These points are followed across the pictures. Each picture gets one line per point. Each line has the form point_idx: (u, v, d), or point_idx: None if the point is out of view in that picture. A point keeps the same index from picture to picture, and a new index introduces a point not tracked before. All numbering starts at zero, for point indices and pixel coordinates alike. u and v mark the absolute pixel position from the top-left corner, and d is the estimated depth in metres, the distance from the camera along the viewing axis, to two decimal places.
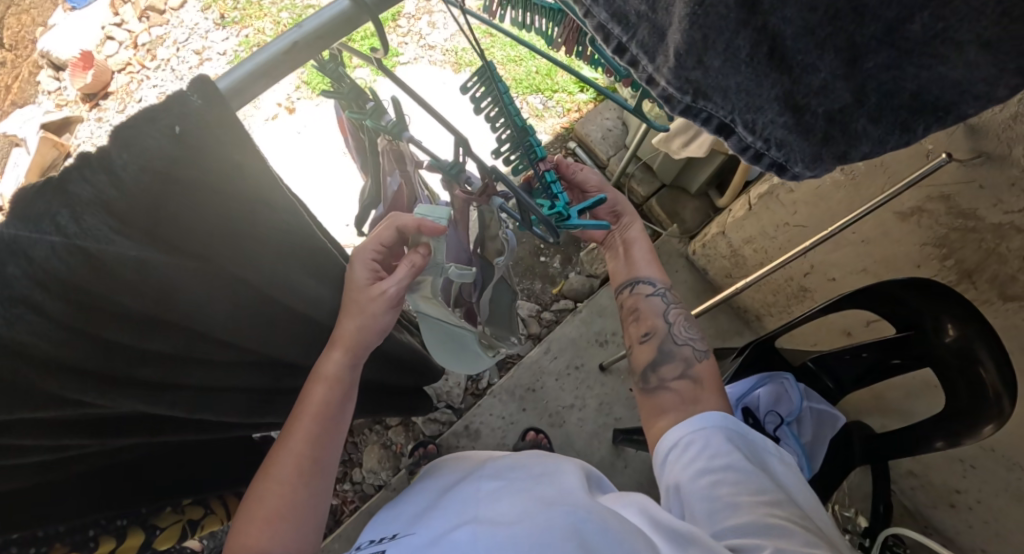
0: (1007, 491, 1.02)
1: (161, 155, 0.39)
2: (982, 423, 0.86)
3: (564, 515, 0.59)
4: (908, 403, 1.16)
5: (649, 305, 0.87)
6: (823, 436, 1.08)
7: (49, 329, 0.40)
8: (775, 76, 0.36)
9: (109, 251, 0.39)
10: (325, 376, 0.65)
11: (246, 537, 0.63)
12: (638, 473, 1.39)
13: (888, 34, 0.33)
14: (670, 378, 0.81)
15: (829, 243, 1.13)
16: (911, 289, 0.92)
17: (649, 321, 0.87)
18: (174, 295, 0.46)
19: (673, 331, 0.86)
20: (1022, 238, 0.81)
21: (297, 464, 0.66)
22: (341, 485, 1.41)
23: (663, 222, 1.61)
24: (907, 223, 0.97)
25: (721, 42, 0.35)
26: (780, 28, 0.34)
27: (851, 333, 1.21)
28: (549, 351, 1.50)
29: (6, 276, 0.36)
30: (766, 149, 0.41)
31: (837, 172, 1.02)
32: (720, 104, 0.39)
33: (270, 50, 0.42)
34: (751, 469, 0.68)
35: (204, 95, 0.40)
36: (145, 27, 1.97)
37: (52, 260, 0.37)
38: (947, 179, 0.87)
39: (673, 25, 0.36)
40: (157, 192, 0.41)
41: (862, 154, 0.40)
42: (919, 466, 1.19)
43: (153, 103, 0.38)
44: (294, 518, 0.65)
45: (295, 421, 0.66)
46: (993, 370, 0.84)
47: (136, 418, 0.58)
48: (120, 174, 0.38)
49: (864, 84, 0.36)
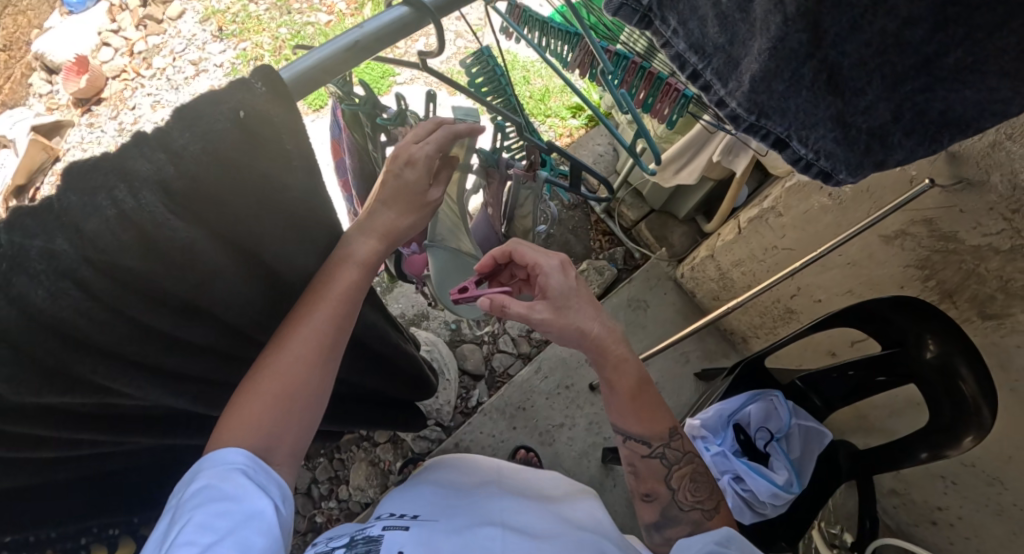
0: (987, 506, 1.06)
1: (225, 139, 0.39)
2: (964, 435, 0.89)
3: (590, 541, 0.61)
4: (890, 421, 1.19)
5: (647, 466, 0.75)
6: (811, 451, 1.10)
7: (91, 307, 0.39)
8: (831, 98, 0.40)
9: (162, 231, 0.39)
10: (355, 256, 0.55)
11: (246, 414, 0.55)
12: (627, 492, 1.38)
13: (925, 66, 0.38)
14: (675, 538, 0.74)
15: (817, 266, 1.17)
16: (898, 309, 0.95)
17: (651, 482, 0.76)
18: (213, 281, 0.45)
19: (677, 495, 0.75)
20: (1000, 259, 0.87)
21: (316, 345, 0.54)
22: (326, 502, 1.37)
23: (651, 246, 1.64)
24: (891, 246, 1.02)
25: (788, 71, 0.39)
26: (838, 60, 0.38)
27: (835, 353, 1.25)
28: (539, 371, 1.48)
29: (55, 248, 0.36)
30: (815, 159, 0.44)
31: (826, 198, 1.07)
32: (778, 124, 0.43)
33: (329, 48, 0.41)
34: None
35: (269, 84, 0.40)
36: (141, 35, 1.98)
37: (106, 235, 0.37)
38: (930, 204, 0.92)
39: (750, 57, 0.40)
40: (213, 180, 0.40)
41: (895, 161, 0.43)
42: (901, 484, 1.23)
43: (210, 90, 0.38)
44: (304, 401, 0.56)
45: (313, 300, 0.54)
46: (973, 383, 0.88)
47: (145, 414, 0.57)
48: (178, 155, 0.38)
49: (901, 105, 0.40)
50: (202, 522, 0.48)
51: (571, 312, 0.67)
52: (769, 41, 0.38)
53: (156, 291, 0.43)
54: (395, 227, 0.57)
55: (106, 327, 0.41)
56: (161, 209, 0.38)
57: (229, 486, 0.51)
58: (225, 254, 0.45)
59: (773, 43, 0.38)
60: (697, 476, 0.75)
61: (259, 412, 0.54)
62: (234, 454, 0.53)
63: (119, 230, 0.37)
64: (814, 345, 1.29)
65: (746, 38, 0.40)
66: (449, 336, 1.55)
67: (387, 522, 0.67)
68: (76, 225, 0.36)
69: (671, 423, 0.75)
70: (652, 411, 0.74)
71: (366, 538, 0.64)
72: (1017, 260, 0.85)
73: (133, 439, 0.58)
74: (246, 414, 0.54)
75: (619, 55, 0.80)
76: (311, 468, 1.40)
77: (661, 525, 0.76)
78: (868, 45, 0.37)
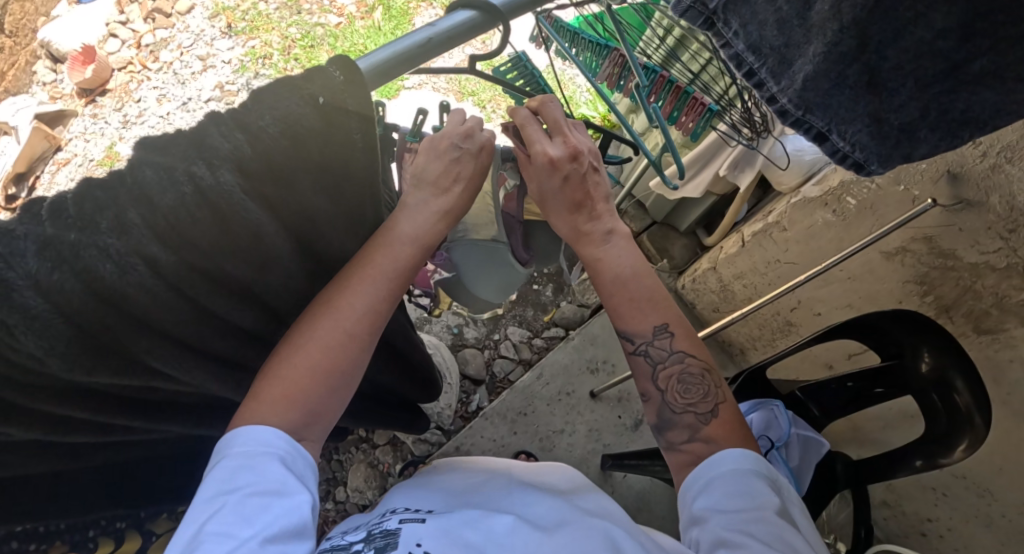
0: (976, 517, 1.09)
1: (303, 120, 0.42)
2: (958, 441, 0.91)
3: (600, 527, 0.59)
4: (884, 433, 1.23)
5: (638, 366, 0.66)
6: (808, 461, 1.08)
7: (154, 283, 0.41)
8: (869, 97, 0.44)
9: (233, 210, 0.42)
10: (404, 230, 0.54)
11: (277, 386, 0.53)
12: (625, 499, 1.39)
13: (952, 71, 0.41)
14: (679, 441, 0.64)
15: (818, 280, 1.20)
16: (897, 322, 0.97)
17: (644, 384, 0.66)
18: (266, 264, 0.47)
19: (669, 396, 0.65)
20: (996, 276, 0.91)
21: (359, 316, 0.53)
22: (324, 503, 1.36)
23: (652, 257, 1.67)
24: (891, 262, 1.06)
25: (839, 70, 0.42)
26: (879, 65, 0.42)
27: (832, 366, 1.28)
28: (541, 377, 1.49)
29: (126, 221, 0.38)
30: (852, 152, 0.47)
31: (829, 214, 1.10)
32: (821, 121, 0.46)
33: (407, 42, 0.45)
34: (784, 524, 0.54)
35: (346, 72, 0.43)
36: (149, 28, 1.98)
37: (177, 208, 0.39)
38: (930, 223, 0.96)
39: (805, 57, 0.43)
40: (276, 163, 0.43)
41: (919, 154, 0.47)
42: (893, 496, 1.26)
43: (298, 72, 0.42)
44: (337, 376, 0.54)
45: (359, 268, 0.53)
46: (967, 393, 0.90)
47: (178, 399, 0.58)
48: (253, 135, 0.41)
49: (928, 104, 0.43)
50: (241, 512, 0.47)
51: (586, 209, 0.62)
52: (824, 46, 0.41)
53: (215, 269, 0.44)
54: (449, 205, 0.56)
55: (163, 305, 0.43)
56: (237, 188, 0.41)
57: (264, 469, 0.50)
58: (280, 238, 0.46)
59: (830, 44, 0.41)
60: (686, 377, 0.65)
61: (290, 389, 0.53)
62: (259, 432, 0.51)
63: (192, 204, 0.40)
64: (812, 358, 1.32)
65: (802, 42, 0.42)
66: (451, 340, 1.56)
67: (403, 515, 0.64)
68: (150, 199, 0.39)
69: (659, 317, 0.64)
70: (650, 305, 0.64)
71: (384, 532, 0.61)
72: (1011, 277, 0.89)
73: (165, 423, 0.59)
74: (278, 391, 0.52)
75: (648, 67, 0.85)
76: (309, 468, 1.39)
77: (662, 430, 0.65)
78: (908, 51, 0.41)
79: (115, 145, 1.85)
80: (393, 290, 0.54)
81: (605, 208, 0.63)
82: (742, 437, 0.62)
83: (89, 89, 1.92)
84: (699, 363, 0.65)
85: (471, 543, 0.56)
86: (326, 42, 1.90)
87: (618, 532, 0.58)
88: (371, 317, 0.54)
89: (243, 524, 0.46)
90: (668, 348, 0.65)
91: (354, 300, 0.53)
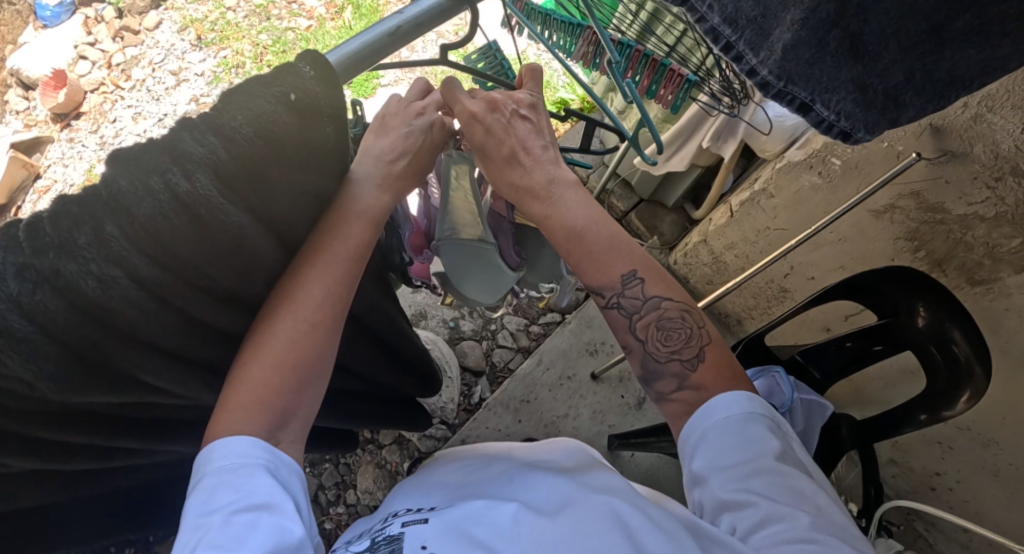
0: (983, 468, 1.10)
1: (279, 121, 0.41)
2: (961, 391, 0.91)
3: (601, 501, 0.58)
4: (887, 391, 1.23)
5: (614, 321, 0.64)
6: (813, 426, 1.07)
7: (139, 293, 0.40)
8: (852, 63, 0.42)
9: (214, 216, 0.41)
10: (359, 213, 0.54)
11: (248, 388, 0.52)
12: (634, 477, 1.40)
13: (937, 35, 0.41)
14: (668, 391, 0.63)
15: (809, 244, 1.20)
16: (890, 280, 0.96)
17: (625, 336, 0.65)
18: (252, 268, 0.47)
19: (649, 346, 0.64)
20: (985, 226, 0.91)
21: (322, 305, 0.53)
22: (335, 507, 1.37)
23: (643, 235, 1.67)
24: (881, 220, 1.05)
25: (818, 36, 0.41)
26: (861, 30, 0.41)
27: (830, 329, 1.29)
28: (541, 363, 1.49)
29: (104, 234, 0.38)
30: (836, 120, 0.45)
31: (815, 177, 1.10)
32: (805, 90, 0.44)
33: (378, 31, 0.47)
34: (785, 468, 0.55)
35: (316, 66, 0.44)
36: (119, 47, 1.97)
37: (158, 218, 0.39)
38: (917, 177, 0.96)
39: (783, 26, 0.41)
40: (253, 165, 0.42)
41: (906, 118, 0.46)
42: (899, 454, 1.27)
43: (267, 72, 0.42)
44: (306, 367, 0.54)
45: (316, 257, 0.52)
46: (965, 345, 0.89)
47: (176, 414, 0.57)
48: (227, 137, 0.40)
49: (912, 66, 0.42)
50: (230, 532, 0.46)
51: (518, 161, 0.59)
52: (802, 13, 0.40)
53: (198, 278, 0.44)
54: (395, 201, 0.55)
55: (148, 316, 0.42)
56: (214, 192, 0.40)
57: (246, 483, 0.49)
58: (264, 241, 0.46)
59: (807, 9, 0.40)
60: (665, 322, 0.63)
61: (261, 391, 0.52)
62: (238, 441, 0.51)
63: (171, 213, 0.39)
64: (809, 322, 1.32)
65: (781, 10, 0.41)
66: (449, 334, 1.55)
67: (405, 518, 0.64)
68: (127, 209, 0.38)
69: (627, 264, 0.62)
70: (619, 251, 0.62)
71: (388, 539, 0.61)
72: (1000, 226, 0.89)
73: (161, 442, 0.58)
74: (246, 395, 0.52)
75: (623, 43, 0.84)
76: (317, 474, 1.39)
77: (650, 381, 0.64)
78: (887, 13, 0.40)
79: (93, 167, 1.84)
80: (349, 276, 0.53)
81: (543, 153, 0.60)
82: (732, 375, 0.61)
83: (64, 113, 1.90)
84: (677, 305, 0.63)
85: (476, 537, 0.57)
86: (298, 46, 1.88)
87: (623, 504, 0.58)
88: (333, 303, 0.53)
89: (235, 543, 0.46)
90: (641, 296, 0.63)
91: (310, 293, 0.52)
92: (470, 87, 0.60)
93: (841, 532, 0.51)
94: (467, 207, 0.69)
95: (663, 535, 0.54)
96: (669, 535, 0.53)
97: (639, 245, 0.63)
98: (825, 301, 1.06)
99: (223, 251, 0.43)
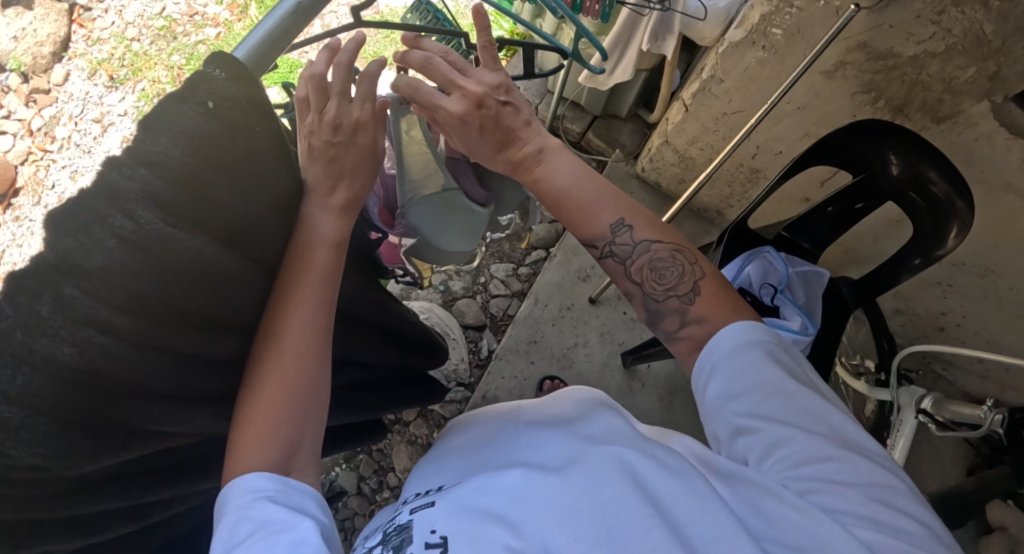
0: (984, 297, 1.13)
1: (201, 131, 0.40)
2: (951, 227, 0.90)
3: (607, 452, 0.57)
4: (879, 244, 1.24)
5: (614, 265, 0.63)
6: (814, 294, 1.09)
7: (120, 348, 0.39)
8: None
9: (170, 246, 0.40)
10: (324, 239, 0.54)
11: (246, 434, 0.53)
12: (657, 389, 1.43)
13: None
14: (675, 329, 0.62)
15: (769, 119, 1.19)
16: (853, 135, 0.96)
17: (625, 283, 0.65)
18: (223, 289, 0.46)
19: (648, 285, 0.63)
20: (938, 61, 0.90)
21: (305, 338, 0.54)
22: (381, 493, 1.39)
23: (604, 151, 1.64)
24: (834, 79, 1.04)
25: None
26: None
27: (809, 199, 1.30)
28: (538, 301, 1.50)
29: (65, 298, 0.36)
30: None
31: (761, 50, 1.08)
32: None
33: (275, 17, 0.47)
34: (805, 395, 0.54)
35: (225, 67, 0.43)
36: (35, 112, 1.89)
37: (117, 263, 0.37)
38: (859, 29, 0.93)
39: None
40: (189, 184, 0.40)
41: None
42: (903, 302, 1.29)
43: (176, 88, 0.40)
44: (300, 403, 0.55)
45: (296, 290, 0.53)
46: (944, 184, 0.89)
47: (195, 453, 0.57)
48: (153, 164, 0.38)
49: None
50: None
51: (490, 106, 0.59)
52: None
53: (171, 309, 0.43)
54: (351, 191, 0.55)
55: (134, 367, 0.41)
56: (161, 224, 0.39)
57: (263, 513, 0.49)
58: (226, 258, 0.45)
59: None
60: (658, 261, 0.63)
61: (262, 430, 0.53)
62: (246, 482, 0.51)
63: (128, 256, 0.38)
64: (787, 197, 1.33)
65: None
66: (441, 298, 1.53)
67: (415, 504, 0.64)
68: (77, 264, 0.36)
69: (616, 213, 0.62)
70: (601, 201, 0.62)
71: (398, 528, 0.60)
72: (953, 58, 0.88)
73: (192, 482, 0.58)
74: (250, 436, 0.53)
75: None
76: (354, 467, 1.40)
77: (653, 322, 0.63)
78: None
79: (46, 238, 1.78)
80: (328, 297, 0.55)
81: (490, 75, 0.60)
82: (732, 304, 0.60)
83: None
84: (668, 246, 0.63)
85: (494, 510, 0.55)
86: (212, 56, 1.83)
87: (628, 451, 0.57)
88: (315, 334, 0.54)
89: None
90: (631, 243, 0.63)
91: (291, 320, 0.53)
92: (426, 58, 0.57)
93: (863, 452, 0.52)
94: (420, 157, 0.68)
95: (673, 481, 0.52)
96: (678, 476, 0.52)
97: (627, 197, 0.64)
98: (799, 170, 1.06)
99: (188, 278, 0.42)
